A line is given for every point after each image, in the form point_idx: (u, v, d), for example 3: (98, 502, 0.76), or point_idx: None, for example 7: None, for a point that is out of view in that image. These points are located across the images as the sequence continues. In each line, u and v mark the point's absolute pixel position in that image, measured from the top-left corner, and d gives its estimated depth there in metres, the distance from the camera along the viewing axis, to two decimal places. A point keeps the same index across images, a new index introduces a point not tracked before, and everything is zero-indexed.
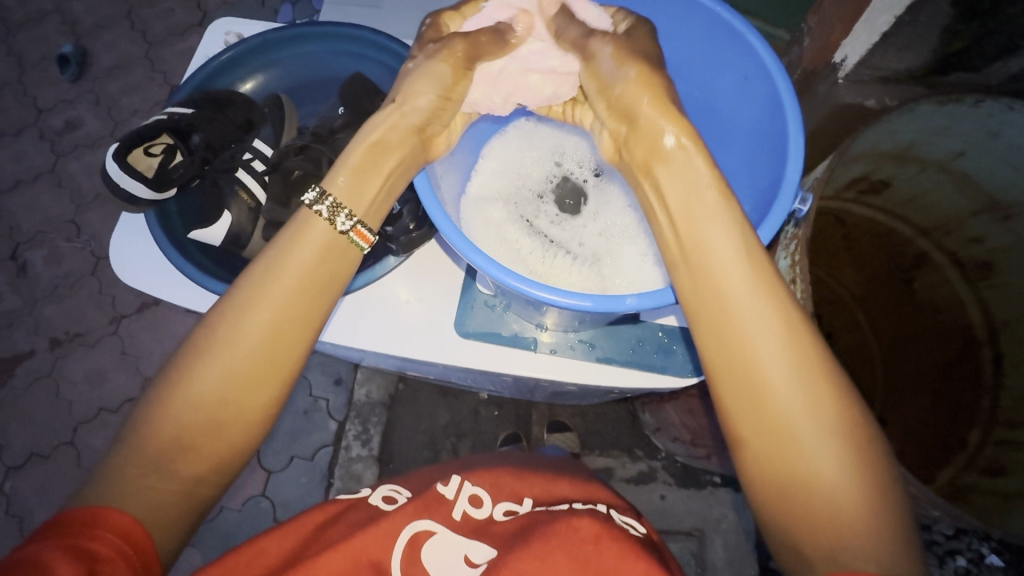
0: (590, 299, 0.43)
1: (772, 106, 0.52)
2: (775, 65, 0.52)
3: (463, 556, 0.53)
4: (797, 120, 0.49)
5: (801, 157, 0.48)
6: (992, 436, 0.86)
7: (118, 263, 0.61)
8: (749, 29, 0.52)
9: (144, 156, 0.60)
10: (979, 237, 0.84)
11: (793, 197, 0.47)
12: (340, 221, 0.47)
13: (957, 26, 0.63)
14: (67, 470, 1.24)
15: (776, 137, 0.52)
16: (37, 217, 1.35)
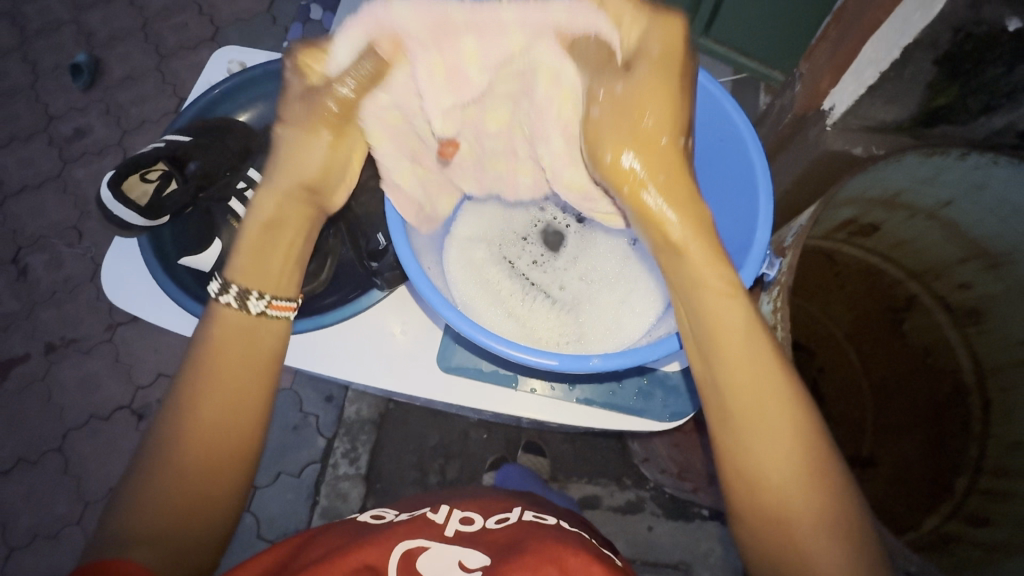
0: (557, 358, 0.47)
1: (746, 170, 0.55)
2: (750, 133, 0.55)
3: (457, 562, 0.51)
4: (768, 189, 0.53)
5: (770, 225, 0.51)
6: (978, 484, 0.86)
7: (110, 287, 0.62)
8: (725, 96, 0.55)
9: (141, 182, 0.62)
10: (967, 284, 0.84)
11: (759, 262, 0.51)
12: (251, 303, 0.48)
13: (942, 83, 0.64)
14: (55, 477, 1.24)
15: (749, 199, 0.54)
16: (41, 221, 1.37)
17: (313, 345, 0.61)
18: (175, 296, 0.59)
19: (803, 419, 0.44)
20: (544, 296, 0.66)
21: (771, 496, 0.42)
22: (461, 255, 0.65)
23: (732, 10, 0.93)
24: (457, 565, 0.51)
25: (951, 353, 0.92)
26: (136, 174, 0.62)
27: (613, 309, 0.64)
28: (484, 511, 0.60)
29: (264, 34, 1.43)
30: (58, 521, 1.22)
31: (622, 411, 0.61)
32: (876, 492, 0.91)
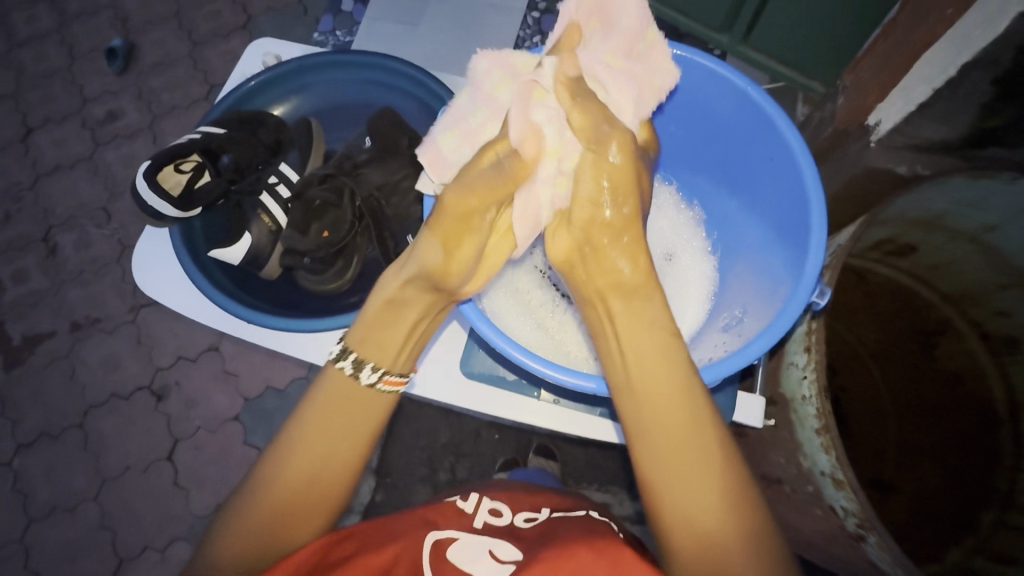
0: (595, 381, 0.48)
1: (799, 192, 0.53)
2: (803, 152, 0.53)
3: (487, 551, 0.51)
4: (821, 213, 0.51)
5: (822, 252, 0.50)
6: (1006, 519, 0.83)
7: (142, 279, 0.62)
8: (778, 113, 0.53)
9: (175, 174, 0.63)
10: (1005, 311, 0.82)
11: (811, 290, 0.49)
12: (365, 374, 0.51)
13: (993, 105, 0.61)
14: (74, 452, 1.27)
15: (801, 221, 0.53)
16: (71, 201, 1.40)
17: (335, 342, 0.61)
18: (206, 291, 0.59)
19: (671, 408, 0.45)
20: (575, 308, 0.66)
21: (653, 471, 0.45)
22: None
23: (773, 17, 0.91)
24: (486, 554, 0.50)
25: (986, 382, 0.89)
26: (170, 166, 0.63)
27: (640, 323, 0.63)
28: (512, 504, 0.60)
29: (295, 24, 1.44)
30: (75, 496, 1.25)
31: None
32: (893, 516, 0.87)
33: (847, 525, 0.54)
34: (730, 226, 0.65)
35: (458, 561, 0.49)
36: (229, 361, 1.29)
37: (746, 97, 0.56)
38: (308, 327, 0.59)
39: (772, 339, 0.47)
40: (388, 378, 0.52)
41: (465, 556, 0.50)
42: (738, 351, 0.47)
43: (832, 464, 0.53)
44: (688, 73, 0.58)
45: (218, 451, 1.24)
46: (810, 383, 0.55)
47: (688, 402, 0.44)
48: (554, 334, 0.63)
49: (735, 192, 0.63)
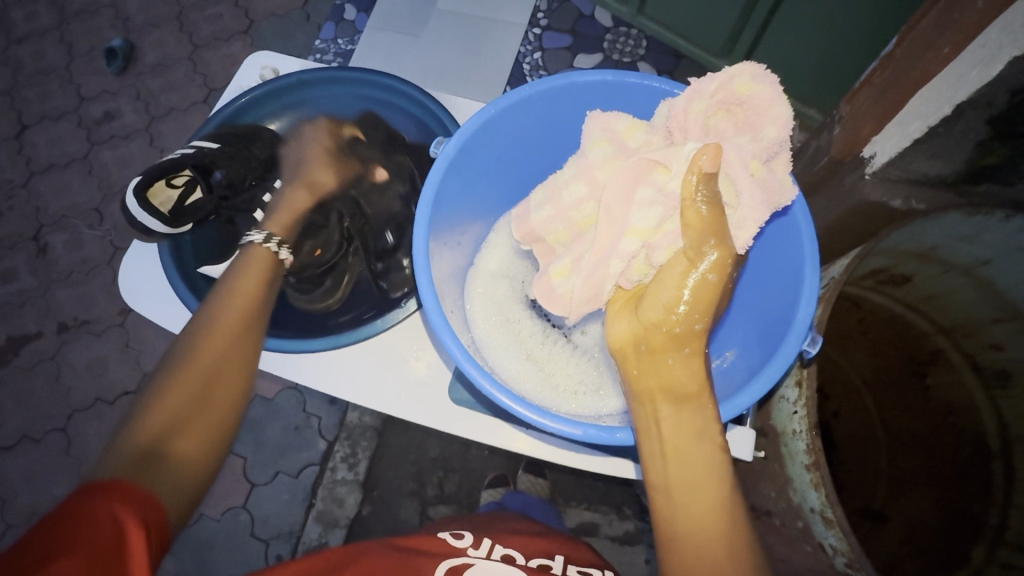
0: (581, 428, 0.47)
1: (793, 239, 0.53)
2: (796, 196, 0.52)
3: None
4: (815, 255, 0.51)
5: (814, 300, 0.49)
6: (997, 556, 0.82)
7: (131, 296, 0.62)
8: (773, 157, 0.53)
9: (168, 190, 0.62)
10: (999, 344, 0.82)
11: (803, 335, 0.49)
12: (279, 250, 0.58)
13: (991, 142, 0.62)
14: (56, 456, 1.25)
15: (792, 265, 0.53)
16: (63, 201, 1.38)
17: (327, 364, 0.61)
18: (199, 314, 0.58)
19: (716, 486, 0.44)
20: (564, 339, 0.65)
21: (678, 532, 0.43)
22: (482, 289, 0.65)
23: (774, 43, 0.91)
24: None
25: (976, 415, 0.88)
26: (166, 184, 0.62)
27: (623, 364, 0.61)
28: (525, 549, 0.62)
29: (296, 30, 1.43)
30: (56, 501, 1.22)
31: (634, 460, 0.59)
32: (881, 547, 0.88)
33: (836, 564, 0.53)
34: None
35: None
36: None
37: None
38: (299, 347, 0.60)
39: (764, 387, 0.48)
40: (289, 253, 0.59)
41: None
42: (727, 402, 0.48)
43: (820, 502, 0.53)
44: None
45: None
46: (800, 418, 0.55)
47: (719, 485, 0.44)
48: (542, 364, 0.63)
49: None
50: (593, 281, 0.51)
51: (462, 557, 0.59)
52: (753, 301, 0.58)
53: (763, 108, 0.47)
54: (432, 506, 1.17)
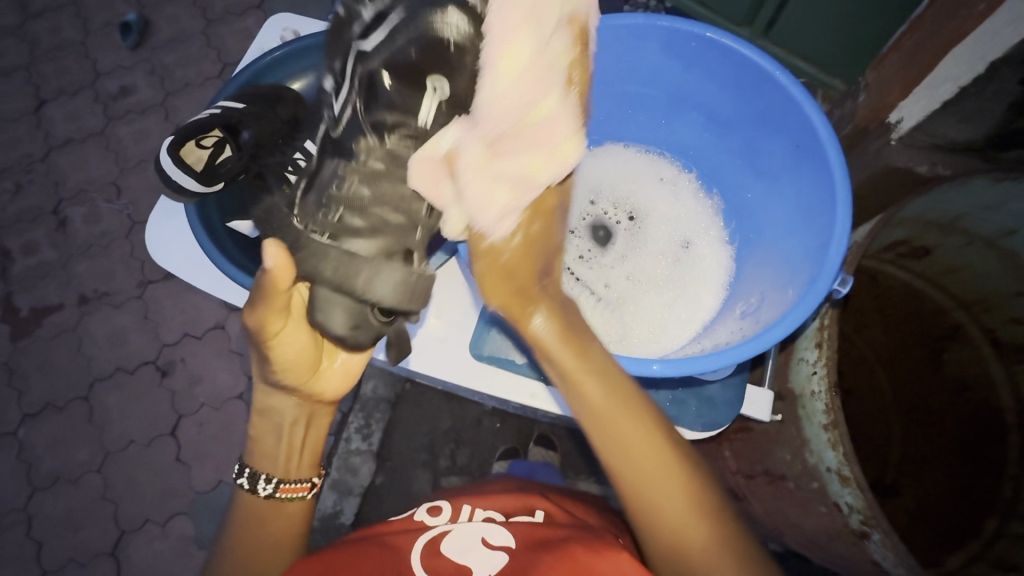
0: None
1: (823, 182, 0.53)
2: (831, 140, 0.52)
3: (481, 539, 0.59)
4: (845, 198, 0.51)
5: (845, 239, 0.50)
6: (1008, 528, 0.83)
7: (163, 258, 0.65)
8: (807, 100, 0.53)
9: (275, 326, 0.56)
10: (1020, 318, 0.81)
11: (832, 276, 0.49)
12: (261, 486, 0.62)
13: (1023, 105, 0.61)
14: (78, 425, 1.28)
15: (823, 211, 0.53)
16: (81, 175, 1.40)
17: None
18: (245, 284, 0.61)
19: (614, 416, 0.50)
20: (589, 293, 0.66)
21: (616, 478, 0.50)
22: None
23: (796, 12, 0.89)
24: (481, 542, 0.59)
25: (993, 390, 0.88)
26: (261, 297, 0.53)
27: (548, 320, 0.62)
28: (505, 508, 0.65)
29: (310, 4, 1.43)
30: (79, 467, 1.26)
31: None
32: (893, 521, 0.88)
33: (851, 522, 0.54)
34: (746, 215, 0.65)
35: (454, 550, 0.58)
36: (235, 340, 1.30)
37: (773, 82, 0.55)
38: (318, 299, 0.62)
39: (795, 323, 0.47)
40: (284, 486, 0.63)
41: (462, 549, 0.58)
42: (757, 335, 0.48)
43: (838, 460, 0.53)
44: (715, 55, 0.58)
45: (222, 428, 1.25)
46: (819, 378, 0.55)
47: (615, 413, 0.50)
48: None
49: (756, 179, 0.63)
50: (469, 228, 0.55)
51: (439, 527, 0.62)
52: (776, 249, 0.59)
53: (490, 63, 0.49)
54: (444, 476, 1.20)
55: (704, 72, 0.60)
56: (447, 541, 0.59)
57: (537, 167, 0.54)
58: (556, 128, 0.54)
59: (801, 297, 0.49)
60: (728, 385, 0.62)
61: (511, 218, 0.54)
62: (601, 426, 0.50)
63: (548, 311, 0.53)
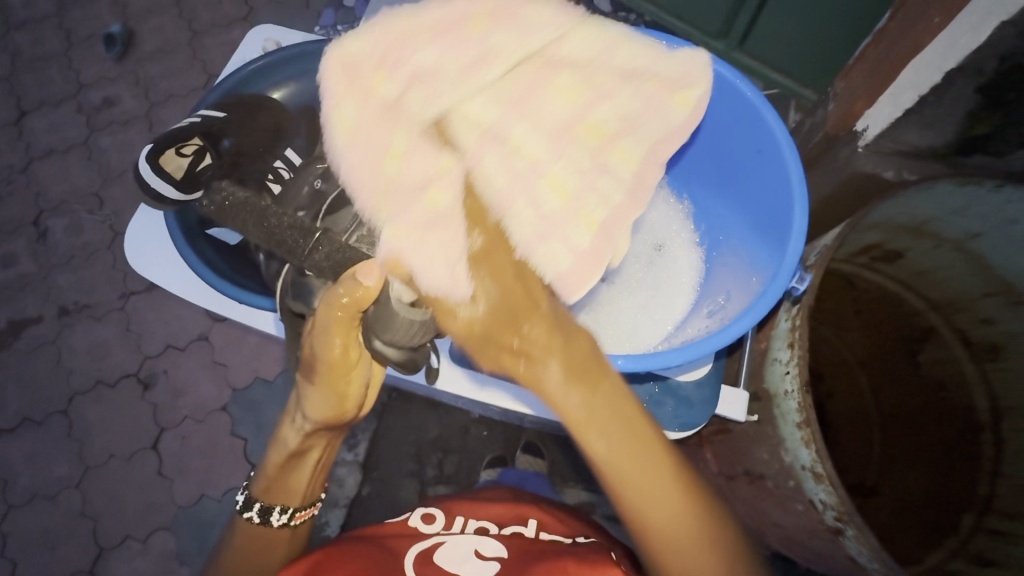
0: None
1: (785, 184, 0.55)
2: (789, 144, 0.55)
3: (474, 552, 0.61)
4: (804, 200, 0.54)
5: (803, 239, 0.52)
6: (984, 523, 0.84)
7: (140, 265, 0.65)
8: (766, 107, 0.55)
9: (336, 346, 0.54)
10: (989, 318, 0.83)
11: (793, 273, 0.51)
12: (275, 516, 0.66)
13: (980, 113, 0.63)
14: (57, 440, 1.26)
15: (786, 211, 0.55)
16: (63, 186, 1.39)
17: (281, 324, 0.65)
18: (189, 258, 0.61)
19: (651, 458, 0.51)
20: None
21: (647, 519, 0.51)
22: None
23: (769, 26, 0.92)
24: (473, 555, 0.61)
25: (967, 390, 0.90)
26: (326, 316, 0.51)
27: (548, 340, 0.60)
28: (498, 519, 0.67)
29: (296, 16, 1.44)
30: (58, 483, 1.24)
31: None
32: (876, 521, 0.90)
33: (826, 518, 0.55)
34: (717, 218, 0.67)
35: (446, 562, 0.60)
36: (219, 351, 1.28)
37: (737, 90, 0.58)
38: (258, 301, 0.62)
39: (756, 316, 0.49)
40: (297, 513, 0.67)
41: (453, 559, 0.60)
42: (722, 329, 0.49)
43: (811, 457, 0.55)
44: (682, 67, 0.60)
45: (206, 440, 1.24)
46: (792, 378, 0.56)
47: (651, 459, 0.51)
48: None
49: (725, 184, 0.65)
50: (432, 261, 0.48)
51: (432, 538, 0.63)
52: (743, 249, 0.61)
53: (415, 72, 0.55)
54: (431, 485, 1.19)
55: None
56: (439, 552, 0.61)
57: (435, 205, 0.52)
58: (424, 155, 0.53)
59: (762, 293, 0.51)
60: (706, 385, 0.62)
61: (459, 268, 0.48)
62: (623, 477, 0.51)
63: (560, 355, 0.49)
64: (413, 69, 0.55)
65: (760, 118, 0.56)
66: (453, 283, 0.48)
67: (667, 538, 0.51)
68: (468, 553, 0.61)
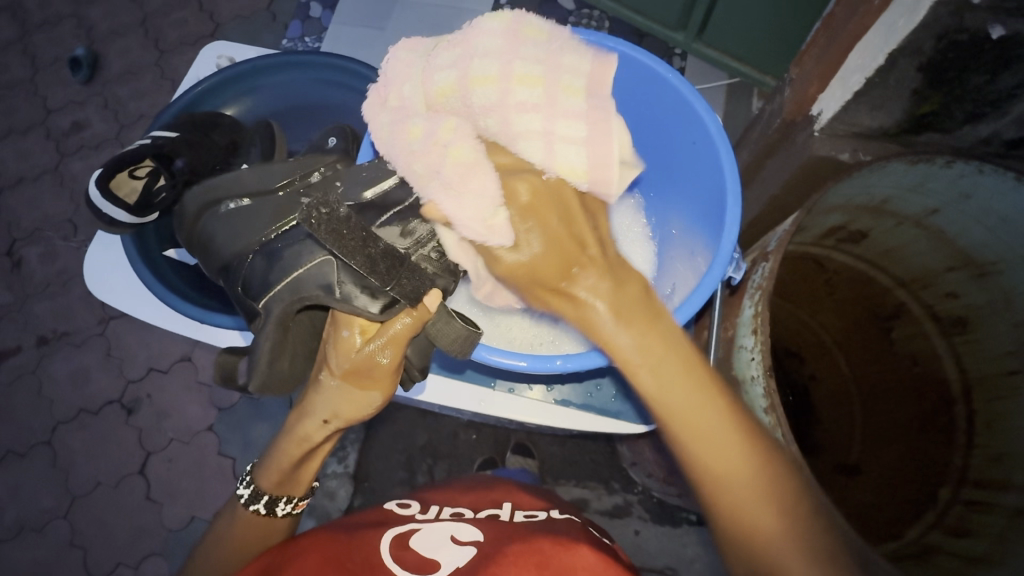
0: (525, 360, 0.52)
1: (718, 173, 0.56)
2: (719, 133, 0.55)
3: (450, 536, 0.58)
4: (736, 191, 0.54)
5: (736, 228, 0.53)
6: (961, 495, 0.84)
7: (102, 293, 0.64)
8: (696, 97, 0.55)
9: (383, 355, 0.51)
10: (955, 293, 0.84)
11: (725, 264, 0.52)
12: (281, 507, 0.59)
13: (925, 91, 0.64)
14: (43, 471, 1.24)
15: (719, 204, 0.56)
16: (36, 214, 1.37)
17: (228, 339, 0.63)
18: (148, 285, 0.60)
19: (700, 393, 0.46)
20: None
21: (702, 454, 0.46)
22: None
23: (725, 17, 0.93)
24: (449, 538, 0.57)
25: (940, 363, 0.91)
26: (400, 325, 0.50)
27: (551, 344, 0.67)
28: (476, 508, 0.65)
29: (264, 30, 1.43)
30: (44, 514, 1.22)
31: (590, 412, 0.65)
32: (858, 501, 0.90)
33: None
34: (664, 209, 0.68)
35: (421, 544, 0.56)
36: (203, 372, 1.27)
37: (666, 83, 0.57)
38: (209, 320, 0.60)
39: (697, 303, 0.51)
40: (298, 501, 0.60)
41: (429, 541, 0.57)
42: None
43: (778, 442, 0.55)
44: (613, 60, 0.60)
45: (193, 462, 1.22)
46: (757, 363, 0.57)
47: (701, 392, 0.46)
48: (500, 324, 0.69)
49: (666, 175, 0.65)
50: (463, 207, 0.47)
51: (407, 526, 0.60)
52: (689, 238, 0.62)
53: (472, 56, 0.50)
54: None
55: None
56: (416, 537, 0.58)
57: (457, 145, 0.49)
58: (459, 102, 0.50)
59: (699, 284, 0.52)
60: None
61: (496, 217, 0.47)
62: (675, 424, 0.47)
63: (606, 288, 0.45)
64: (454, 50, 0.51)
65: (691, 110, 0.56)
66: (487, 234, 0.47)
67: (719, 476, 0.46)
68: (444, 535, 0.58)
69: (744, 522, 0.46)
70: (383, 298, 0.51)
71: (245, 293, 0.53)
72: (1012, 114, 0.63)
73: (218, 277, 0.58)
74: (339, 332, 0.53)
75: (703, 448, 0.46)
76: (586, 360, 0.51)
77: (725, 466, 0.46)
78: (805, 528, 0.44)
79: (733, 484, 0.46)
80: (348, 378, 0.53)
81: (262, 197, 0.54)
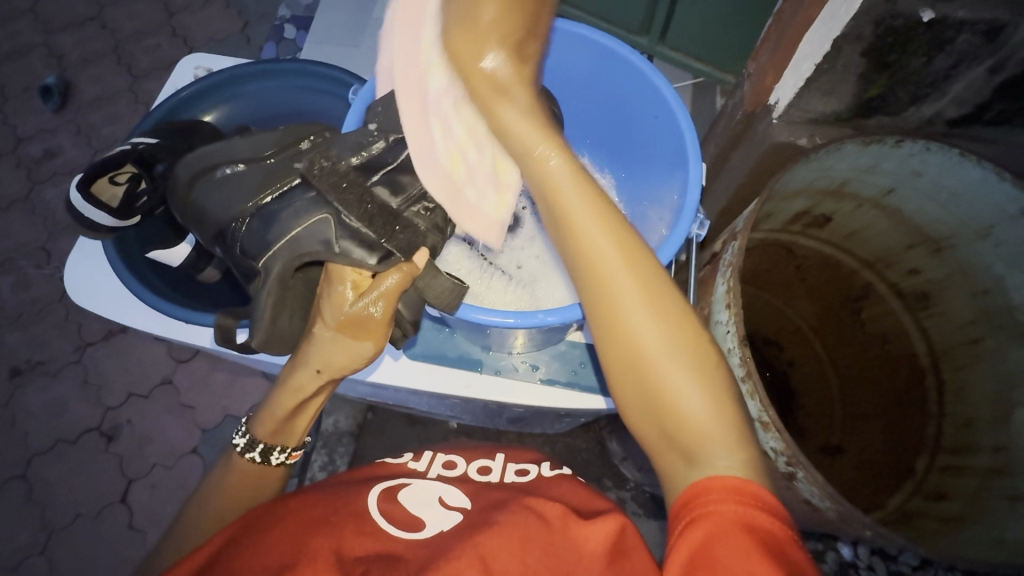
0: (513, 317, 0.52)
1: (680, 145, 0.59)
2: (677, 104, 0.58)
3: (438, 498, 0.58)
4: (697, 157, 0.56)
5: (699, 192, 0.55)
6: (937, 462, 0.88)
7: (84, 301, 0.64)
8: (656, 74, 0.59)
9: (378, 309, 0.52)
10: (916, 269, 0.88)
11: (690, 221, 0.54)
12: (276, 456, 0.58)
13: (871, 76, 0.69)
14: (18, 506, 1.20)
15: (682, 171, 0.58)
16: (7, 243, 1.35)
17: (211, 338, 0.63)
18: (129, 284, 0.60)
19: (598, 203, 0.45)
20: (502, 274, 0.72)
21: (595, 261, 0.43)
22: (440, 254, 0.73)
23: (685, 19, 0.98)
24: (438, 500, 0.58)
25: (908, 339, 0.95)
26: (391, 281, 0.51)
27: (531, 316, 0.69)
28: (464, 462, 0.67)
29: (237, 53, 1.45)
30: (21, 552, 1.17)
31: (581, 390, 0.66)
32: (843, 477, 0.92)
33: (779, 466, 0.57)
34: (637, 191, 0.70)
35: (411, 502, 0.57)
36: (185, 394, 1.25)
37: (629, 63, 0.61)
38: (188, 317, 0.60)
39: (670, 253, 0.53)
40: (293, 453, 0.60)
41: (418, 500, 0.58)
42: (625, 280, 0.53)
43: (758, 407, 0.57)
44: (575, 45, 0.63)
45: (178, 485, 1.20)
46: (733, 335, 0.59)
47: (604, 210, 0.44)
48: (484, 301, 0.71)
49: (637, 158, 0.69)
50: None
51: (397, 479, 0.61)
52: (656, 213, 0.64)
53: None
54: None
55: (571, 66, 0.66)
56: (405, 493, 0.59)
57: None
58: None
59: (667, 243, 0.54)
60: None
61: None
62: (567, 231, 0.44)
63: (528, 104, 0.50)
64: None
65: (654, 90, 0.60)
66: None
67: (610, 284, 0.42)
68: (433, 496, 0.58)
69: (633, 342, 0.41)
70: (380, 251, 0.52)
71: (243, 255, 0.54)
72: (950, 93, 0.69)
73: (212, 246, 0.58)
74: (334, 281, 0.53)
75: (589, 251, 0.43)
76: (568, 312, 0.52)
77: (621, 274, 0.42)
78: (695, 373, 0.40)
79: (625, 294, 0.41)
80: (343, 330, 0.53)
81: (252, 162, 0.54)
